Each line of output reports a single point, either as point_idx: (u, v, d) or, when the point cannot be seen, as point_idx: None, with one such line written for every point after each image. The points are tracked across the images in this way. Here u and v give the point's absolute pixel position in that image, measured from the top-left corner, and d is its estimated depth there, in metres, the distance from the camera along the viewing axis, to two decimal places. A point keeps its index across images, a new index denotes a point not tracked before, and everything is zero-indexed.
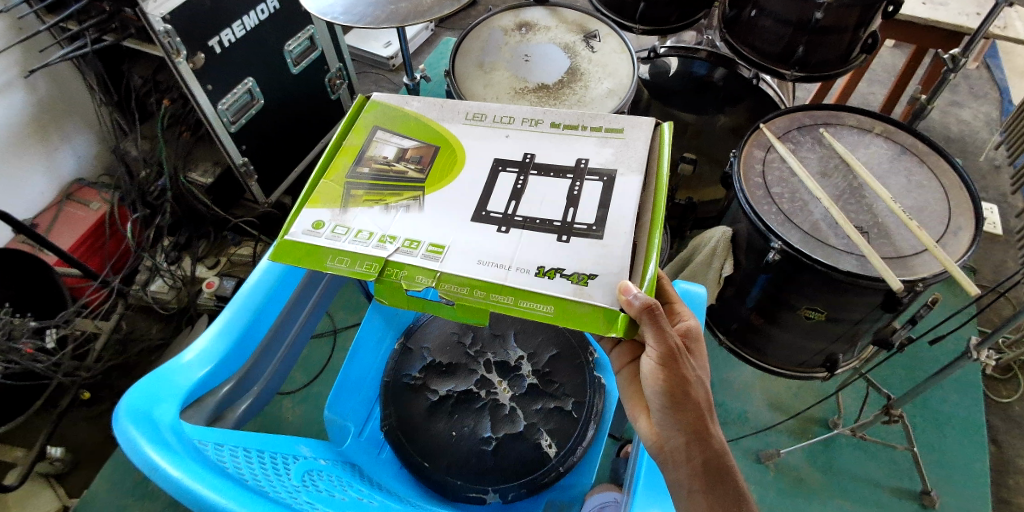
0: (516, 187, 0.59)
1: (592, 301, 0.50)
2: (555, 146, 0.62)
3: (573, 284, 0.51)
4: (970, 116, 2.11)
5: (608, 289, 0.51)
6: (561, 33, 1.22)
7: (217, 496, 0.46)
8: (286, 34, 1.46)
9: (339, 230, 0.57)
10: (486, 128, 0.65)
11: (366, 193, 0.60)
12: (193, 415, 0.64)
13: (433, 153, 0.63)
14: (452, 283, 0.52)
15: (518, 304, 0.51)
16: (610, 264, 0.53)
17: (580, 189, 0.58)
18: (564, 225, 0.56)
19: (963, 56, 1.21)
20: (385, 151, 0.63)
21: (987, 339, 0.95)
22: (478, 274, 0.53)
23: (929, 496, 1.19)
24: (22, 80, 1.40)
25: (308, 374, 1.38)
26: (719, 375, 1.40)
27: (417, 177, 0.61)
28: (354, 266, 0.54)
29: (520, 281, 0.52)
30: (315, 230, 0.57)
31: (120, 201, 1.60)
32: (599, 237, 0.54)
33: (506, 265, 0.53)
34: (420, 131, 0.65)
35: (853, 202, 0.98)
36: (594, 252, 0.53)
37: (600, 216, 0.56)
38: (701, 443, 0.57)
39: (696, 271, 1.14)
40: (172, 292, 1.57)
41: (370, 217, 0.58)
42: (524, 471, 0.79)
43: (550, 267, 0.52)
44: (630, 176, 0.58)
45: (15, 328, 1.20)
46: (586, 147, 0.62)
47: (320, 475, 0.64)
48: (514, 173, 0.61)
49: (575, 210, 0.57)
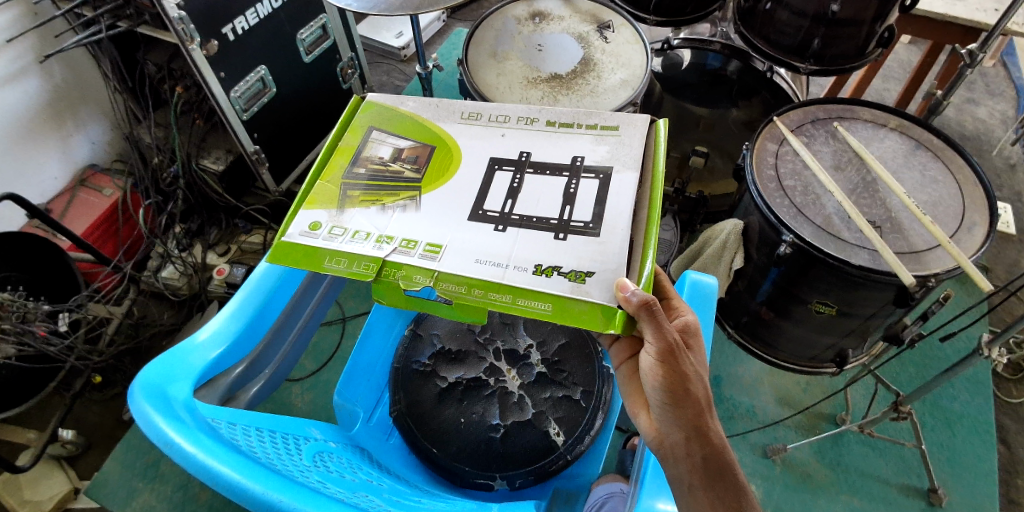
0: (513, 185, 0.59)
1: (591, 298, 0.50)
2: (551, 144, 0.62)
3: (570, 281, 0.51)
4: (986, 114, 2.09)
5: (605, 286, 0.51)
6: (574, 23, 1.21)
7: (232, 472, 0.47)
8: (299, 22, 1.46)
9: (336, 230, 0.57)
10: (482, 127, 0.65)
11: (362, 193, 0.60)
12: (207, 394, 0.65)
13: (429, 153, 0.63)
14: (449, 282, 0.53)
15: (517, 302, 0.51)
16: (607, 260, 0.53)
17: (576, 187, 0.58)
18: (560, 222, 0.56)
19: (981, 50, 1.19)
20: (381, 151, 0.63)
21: (999, 337, 0.94)
22: (476, 273, 0.53)
23: (936, 494, 1.19)
24: (38, 66, 1.41)
25: (318, 361, 1.39)
26: (728, 370, 1.39)
27: (414, 177, 0.61)
28: (352, 267, 0.54)
29: (518, 280, 0.52)
30: (312, 230, 0.57)
31: (133, 188, 1.63)
32: (596, 235, 0.54)
33: (504, 264, 0.53)
34: (417, 131, 0.65)
35: (866, 196, 0.97)
36: (591, 249, 0.53)
37: (596, 214, 0.56)
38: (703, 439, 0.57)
39: (707, 263, 1.14)
40: (183, 279, 1.59)
41: (367, 217, 0.58)
42: (532, 458, 0.79)
43: (547, 265, 0.52)
44: (626, 173, 0.58)
45: (28, 312, 1.22)
46: (581, 145, 0.61)
47: (331, 457, 0.65)
48: (510, 172, 0.61)
49: (571, 208, 0.56)
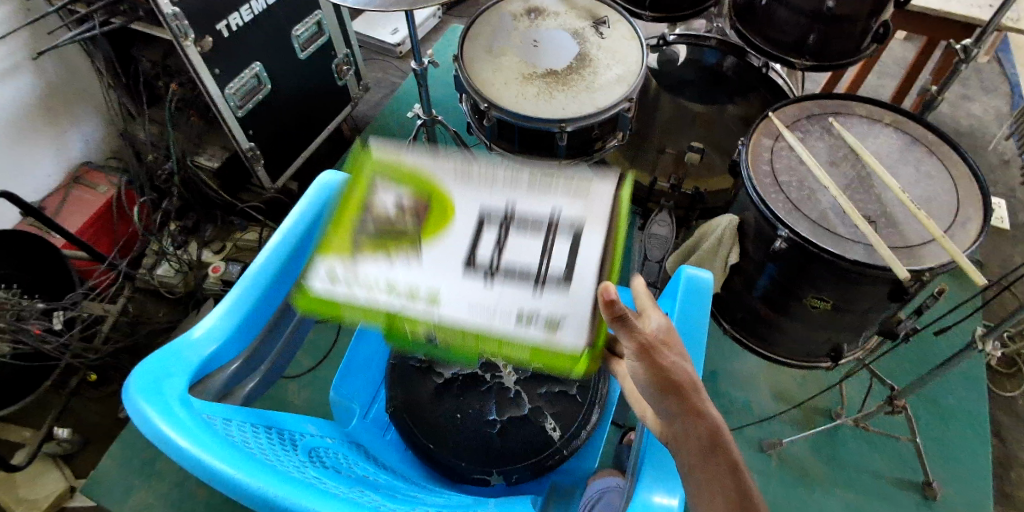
0: (503, 235, 0.50)
1: (564, 343, 0.46)
2: (539, 191, 0.52)
3: (546, 326, 0.46)
4: (980, 110, 2.10)
5: (578, 326, 0.46)
6: (570, 19, 1.21)
7: (228, 468, 0.46)
8: (294, 18, 1.46)
9: (341, 282, 0.49)
10: (477, 171, 0.53)
11: (370, 242, 0.51)
12: (203, 391, 0.64)
13: (427, 201, 0.52)
14: (449, 329, 0.48)
15: (503, 347, 0.47)
16: (575, 308, 0.47)
17: (556, 243, 0.49)
18: (540, 274, 0.48)
19: (976, 46, 1.19)
20: (382, 201, 0.52)
21: (993, 331, 0.94)
22: (470, 321, 0.47)
23: (931, 487, 1.20)
24: (31, 62, 1.40)
25: (315, 358, 1.40)
26: (724, 365, 1.40)
27: (411, 228, 0.51)
28: (367, 308, 0.48)
29: (506, 326, 0.47)
30: (330, 280, 0.49)
31: (128, 185, 1.62)
32: (565, 289, 0.48)
33: (493, 310, 0.47)
34: (411, 174, 0.53)
35: (861, 191, 0.98)
36: (558, 302, 0.47)
37: (569, 266, 0.48)
38: (693, 420, 0.52)
39: (703, 258, 1.14)
40: (178, 276, 1.59)
41: (377, 269, 0.49)
42: (529, 453, 0.79)
43: (529, 310, 0.47)
44: (595, 230, 0.49)
45: (23, 309, 1.21)
46: (566, 193, 0.51)
47: (328, 453, 0.65)
48: (501, 222, 0.51)
49: (551, 262, 0.49)
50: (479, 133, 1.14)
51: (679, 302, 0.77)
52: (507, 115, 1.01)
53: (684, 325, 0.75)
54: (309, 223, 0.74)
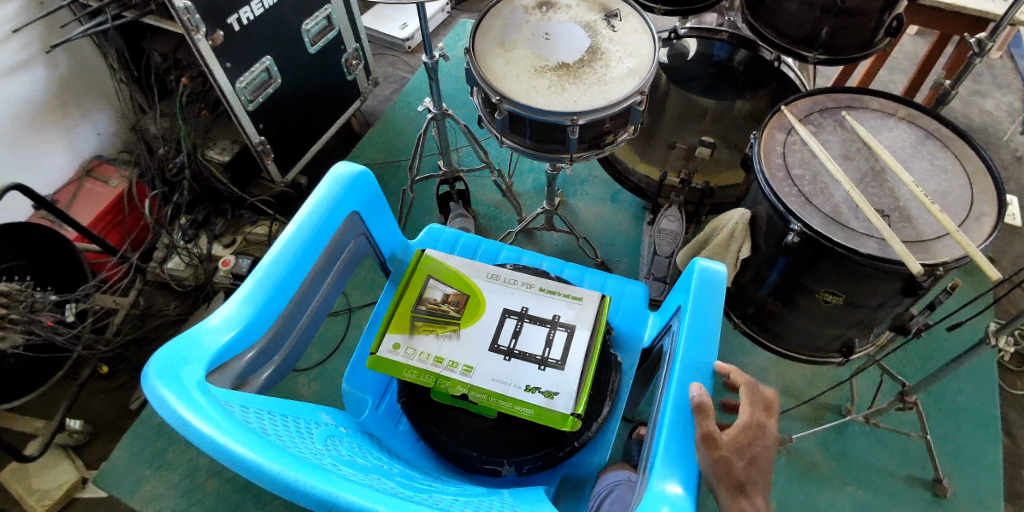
0: (516, 327, 0.83)
1: (557, 408, 0.75)
2: (541, 302, 0.86)
3: (545, 397, 0.76)
4: (993, 107, 2.08)
5: (567, 401, 0.76)
6: (581, 12, 1.20)
7: (248, 452, 0.47)
8: (304, 13, 1.46)
9: (410, 351, 0.80)
10: (501, 285, 0.88)
11: (424, 322, 0.83)
12: (219, 379, 0.63)
13: (466, 300, 0.86)
14: (477, 392, 0.77)
15: (514, 408, 0.76)
16: (565, 385, 0.77)
17: (553, 335, 0.82)
18: (542, 358, 0.80)
19: (991, 40, 1.17)
20: (436, 294, 0.86)
21: (1008, 326, 0.92)
22: (492, 386, 0.77)
23: (941, 485, 1.19)
24: (44, 56, 1.41)
25: (324, 352, 1.41)
26: (733, 360, 1.40)
27: (455, 317, 0.84)
28: (421, 376, 0.78)
29: (516, 393, 0.77)
30: (394, 349, 0.80)
31: (139, 179, 1.63)
32: (560, 368, 0.79)
33: (507, 381, 0.78)
34: (459, 282, 0.88)
35: (875, 186, 0.97)
36: (555, 377, 0.78)
37: (564, 353, 0.80)
38: (733, 499, 0.61)
39: (714, 252, 1.14)
40: (189, 269, 1.59)
41: (428, 342, 0.81)
42: (540, 445, 0.78)
43: (533, 385, 0.77)
44: (582, 330, 0.82)
45: (36, 301, 1.23)
46: (559, 307, 0.86)
47: (342, 441, 0.65)
48: (514, 319, 0.84)
49: (550, 348, 0.81)
50: (489, 126, 1.14)
51: (692, 299, 0.75)
52: (518, 107, 1.01)
53: (697, 320, 0.73)
54: (324, 218, 0.76)
